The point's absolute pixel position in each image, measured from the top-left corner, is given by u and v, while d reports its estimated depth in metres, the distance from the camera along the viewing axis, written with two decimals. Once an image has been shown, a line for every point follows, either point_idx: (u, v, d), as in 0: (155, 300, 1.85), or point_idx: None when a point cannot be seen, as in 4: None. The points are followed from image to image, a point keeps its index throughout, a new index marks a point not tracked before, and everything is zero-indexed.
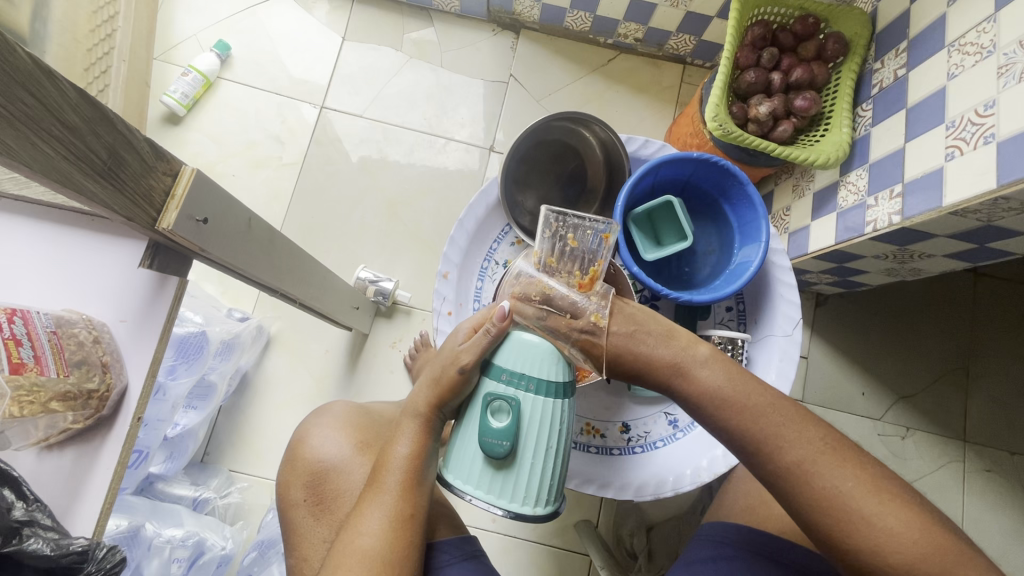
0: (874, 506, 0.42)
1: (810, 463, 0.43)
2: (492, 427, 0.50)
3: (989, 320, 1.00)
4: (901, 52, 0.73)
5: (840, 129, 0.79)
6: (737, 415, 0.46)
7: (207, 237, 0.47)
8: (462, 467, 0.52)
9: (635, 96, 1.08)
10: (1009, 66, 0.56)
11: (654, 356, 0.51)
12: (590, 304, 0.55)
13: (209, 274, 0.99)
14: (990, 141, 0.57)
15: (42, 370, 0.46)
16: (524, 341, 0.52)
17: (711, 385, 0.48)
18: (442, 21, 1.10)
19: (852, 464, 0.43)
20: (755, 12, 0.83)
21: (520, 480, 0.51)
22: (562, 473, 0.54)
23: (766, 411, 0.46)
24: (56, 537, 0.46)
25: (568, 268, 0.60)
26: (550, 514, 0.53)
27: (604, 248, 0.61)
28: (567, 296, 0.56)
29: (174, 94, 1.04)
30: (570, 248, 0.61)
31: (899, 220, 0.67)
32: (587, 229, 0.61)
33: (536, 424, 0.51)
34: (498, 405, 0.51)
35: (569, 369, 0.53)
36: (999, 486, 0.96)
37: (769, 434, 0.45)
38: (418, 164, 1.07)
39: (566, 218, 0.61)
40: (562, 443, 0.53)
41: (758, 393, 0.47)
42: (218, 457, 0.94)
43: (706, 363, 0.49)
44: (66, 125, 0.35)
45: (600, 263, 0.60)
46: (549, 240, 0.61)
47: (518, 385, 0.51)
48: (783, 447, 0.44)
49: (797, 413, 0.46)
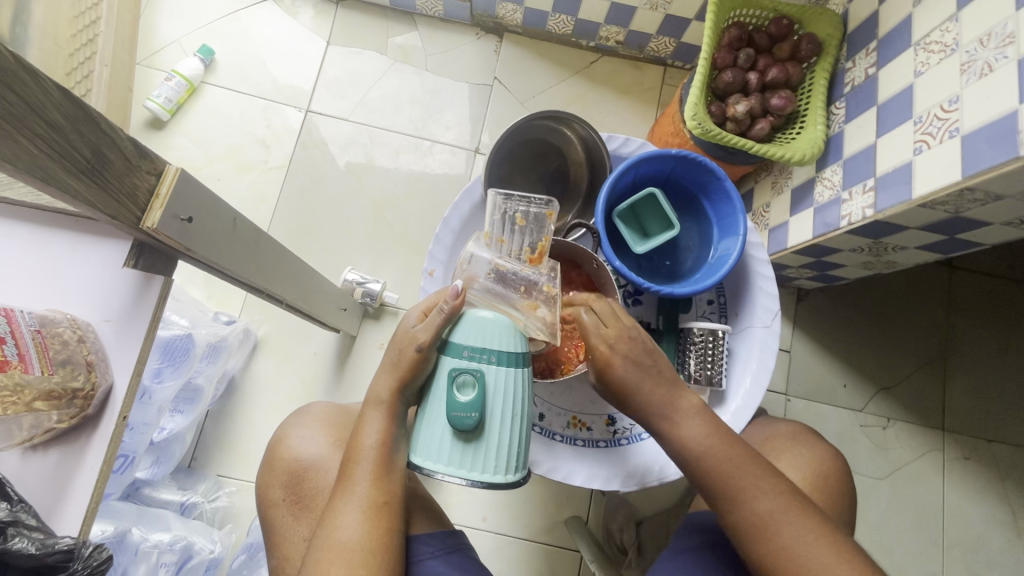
0: (827, 566, 0.46)
1: (768, 524, 0.48)
2: (459, 401, 0.48)
3: (964, 312, 1.03)
4: (871, 51, 0.76)
5: (815, 126, 0.81)
6: (711, 470, 0.51)
7: (191, 236, 0.47)
8: (431, 446, 0.50)
9: (617, 97, 1.10)
10: (971, 63, 0.59)
11: (649, 397, 0.55)
12: (542, 277, 0.59)
13: (194, 278, 0.99)
14: (954, 135, 0.59)
15: (26, 368, 0.46)
16: (479, 318, 0.51)
17: (693, 439, 0.53)
18: (426, 25, 1.11)
19: (806, 525, 0.48)
20: (731, 14, 0.86)
21: (491, 450, 0.50)
22: (528, 440, 0.53)
23: (737, 467, 0.50)
24: (42, 536, 0.46)
25: (518, 247, 0.65)
26: (522, 482, 0.52)
27: (549, 223, 0.67)
28: (519, 270, 0.60)
29: (157, 99, 1.04)
30: (519, 227, 0.67)
31: (872, 213, 0.69)
32: (531, 209, 0.68)
33: (501, 395, 0.50)
34: (463, 379, 0.49)
35: (526, 340, 0.53)
36: (977, 472, 0.99)
37: (738, 491, 0.50)
38: (404, 166, 1.08)
39: (511, 200, 0.67)
40: (527, 410, 0.52)
41: (731, 449, 0.52)
42: (205, 462, 0.93)
43: (691, 413, 0.54)
44: (47, 122, 0.35)
45: (548, 239, 0.64)
46: (498, 222, 0.66)
47: (480, 358, 0.50)
48: (746, 503, 0.49)
49: (766, 470, 0.50)
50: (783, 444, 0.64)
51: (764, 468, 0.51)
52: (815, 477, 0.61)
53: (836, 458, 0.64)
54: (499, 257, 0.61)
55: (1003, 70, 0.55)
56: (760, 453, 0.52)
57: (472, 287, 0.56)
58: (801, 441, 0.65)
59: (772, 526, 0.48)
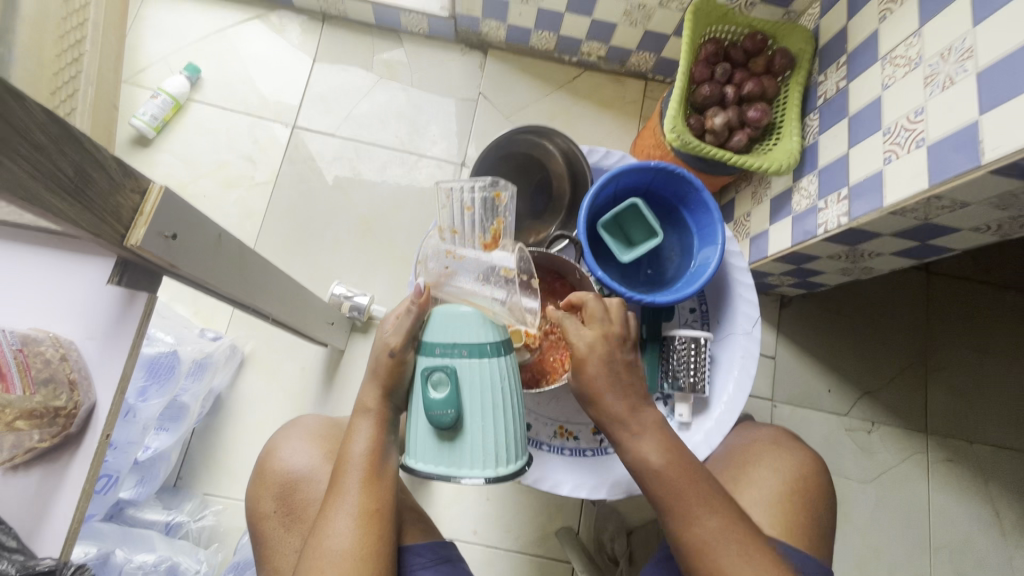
0: None
1: (708, 547, 0.49)
2: (433, 399, 0.49)
3: (943, 315, 1.05)
4: (841, 65, 0.79)
5: (791, 138, 0.83)
6: (660, 489, 0.51)
7: (176, 253, 0.48)
8: (417, 446, 0.51)
9: (599, 111, 1.12)
10: (933, 76, 0.61)
11: (613, 407, 0.53)
12: (500, 257, 0.57)
13: (180, 295, 0.99)
14: (921, 145, 0.61)
15: (8, 387, 0.46)
16: (447, 313, 0.51)
17: (647, 455, 0.52)
18: (412, 42, 1.13)
19: (742, 549, 0.49)
20: (707, 30, 0.88)
21: (475, 444, 0.50)
22: (517, 429, 0.53)
23: (687, 489, 0.50)
24: (22, 559, 0.46)
25: (471, 232, 0.60)
26: (516, 472, 0.52)
27: (499, 207, 0.62)
28: (479, 258, 0.57)
29: (142, 117, 1.04)
30: (468, 215, 0.60)
31: (847, 221, 0.71)
32: (476, 193, 0.61)
33: (478, 387, 0.50)
34: (437, 377, 0.49)
35: (500, 329, 0.52)
36: (960, 474, 1.00)
37: (682, 513, 0.50)
38: (390, 181, 1.09)
39: (454, 189, 0.61)
40: (510, 400, 0.52)
41: (682, 470, 0.51)
42: (191, 481, 0.92)
43: (648, 432, 0.52)
44: (32, 143, 0.35)
45: (501, 221, 0.61)
46: (447, 214, 0.61)
47: (452, 354, 0.50)
48: (690, 527, 0.50)
49: (714, 498, 0.50)
50: (764, 450, 0.65)
51: (710, 492, 0.51)
52: (799, 482, 0.62)
53: (817, 460, 0.65)
54: (455, 248, 0.58)
55: (963, 82, 0.57)
56: (711, 475, 0.52)
57: (442, 287, 0.56)
58: (785, 445, 0.65)
59: (712, 549, 0.49)
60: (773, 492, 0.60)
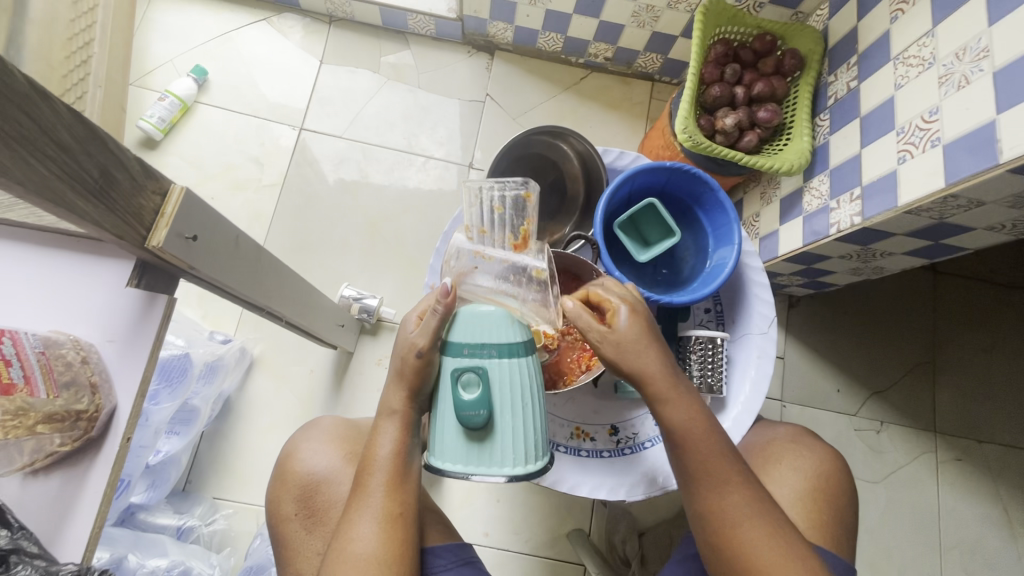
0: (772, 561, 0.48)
1: (722, 516, 0.49)
2: (465, 400, 0.48)
3: (950, 314, 1.06)
4: (852, 65, 0.79)
5: (801, 138, 0.83)
6: (685, 456, 0.50)
7: (195, 254, 0.47)
8: (445, 447, 0.50)
9: (607, 112, 1.12)
10: (948, 76, 0.61)
11: (649, 371, 0.50)
12: (531, 260, 0.57)
13: (190, 298, 0.98)
14: (936, 144, 0.61)
15: (32, 391, 0.45)
16: (474, 313, 0.51)
17: (677, 422, 0.50)
18: (418, 44, 1.13)
19: (759, 523, 0.49)
20: (717, 31, 0.89)
21: (504, 443, 0.50)
22: (543, 426, 0.53)
23: (710, 459, 0.50)
24: (44, 565, 0.45)
25: (500, 233, 0.61)
26: (543, 468, 0.52)
27: (528, 207, 0.63)
28: (508, 258, 0.57)
29: (150, 119, 1.04)
30: (497, 215, 0.62)
31: (860, 220, 0.71)
32: (507, 193, 0.63)
33: (507, 386, 0.50)
34: (467, 378, 0.49)
35: (525, 329, 0.52)
36: (970, 473, 1.00)
37: (702, 481, 0.50)
38: (398, 182, 1.08)
39: (483, 188, 0.62)
40: (537, 399, 0.52)
41: (708, 440, 0.50)
42: (202, 485, 0.92)
43: (683, 397, 0.51)
44: (58, 144, 0.35)
45: (530, 223, 0.62)
46: (476, 212, 0.62)
47: (481, 354, 0.50)
48: (708, 495, 0.50)
49: (736, 473, 0.50)
50: (784, 448, 0.65)
51: (733, 465, 0.50)
52: (819, 479, 0.62)
53: (836, 457, 0.65)
54: (483, 249, 0.59)
55: (979, 82, 0.57)
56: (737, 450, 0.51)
57: (464, 284, 0.56)
58: (803, 444, 0.65)
59: (726, 518, 0.49)
60: (795, 491, 0.60)
